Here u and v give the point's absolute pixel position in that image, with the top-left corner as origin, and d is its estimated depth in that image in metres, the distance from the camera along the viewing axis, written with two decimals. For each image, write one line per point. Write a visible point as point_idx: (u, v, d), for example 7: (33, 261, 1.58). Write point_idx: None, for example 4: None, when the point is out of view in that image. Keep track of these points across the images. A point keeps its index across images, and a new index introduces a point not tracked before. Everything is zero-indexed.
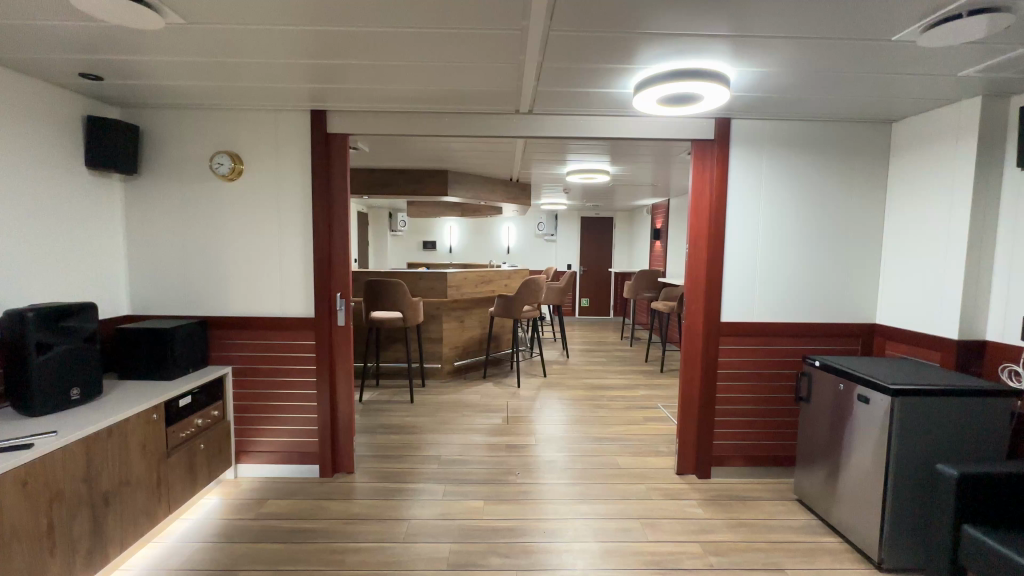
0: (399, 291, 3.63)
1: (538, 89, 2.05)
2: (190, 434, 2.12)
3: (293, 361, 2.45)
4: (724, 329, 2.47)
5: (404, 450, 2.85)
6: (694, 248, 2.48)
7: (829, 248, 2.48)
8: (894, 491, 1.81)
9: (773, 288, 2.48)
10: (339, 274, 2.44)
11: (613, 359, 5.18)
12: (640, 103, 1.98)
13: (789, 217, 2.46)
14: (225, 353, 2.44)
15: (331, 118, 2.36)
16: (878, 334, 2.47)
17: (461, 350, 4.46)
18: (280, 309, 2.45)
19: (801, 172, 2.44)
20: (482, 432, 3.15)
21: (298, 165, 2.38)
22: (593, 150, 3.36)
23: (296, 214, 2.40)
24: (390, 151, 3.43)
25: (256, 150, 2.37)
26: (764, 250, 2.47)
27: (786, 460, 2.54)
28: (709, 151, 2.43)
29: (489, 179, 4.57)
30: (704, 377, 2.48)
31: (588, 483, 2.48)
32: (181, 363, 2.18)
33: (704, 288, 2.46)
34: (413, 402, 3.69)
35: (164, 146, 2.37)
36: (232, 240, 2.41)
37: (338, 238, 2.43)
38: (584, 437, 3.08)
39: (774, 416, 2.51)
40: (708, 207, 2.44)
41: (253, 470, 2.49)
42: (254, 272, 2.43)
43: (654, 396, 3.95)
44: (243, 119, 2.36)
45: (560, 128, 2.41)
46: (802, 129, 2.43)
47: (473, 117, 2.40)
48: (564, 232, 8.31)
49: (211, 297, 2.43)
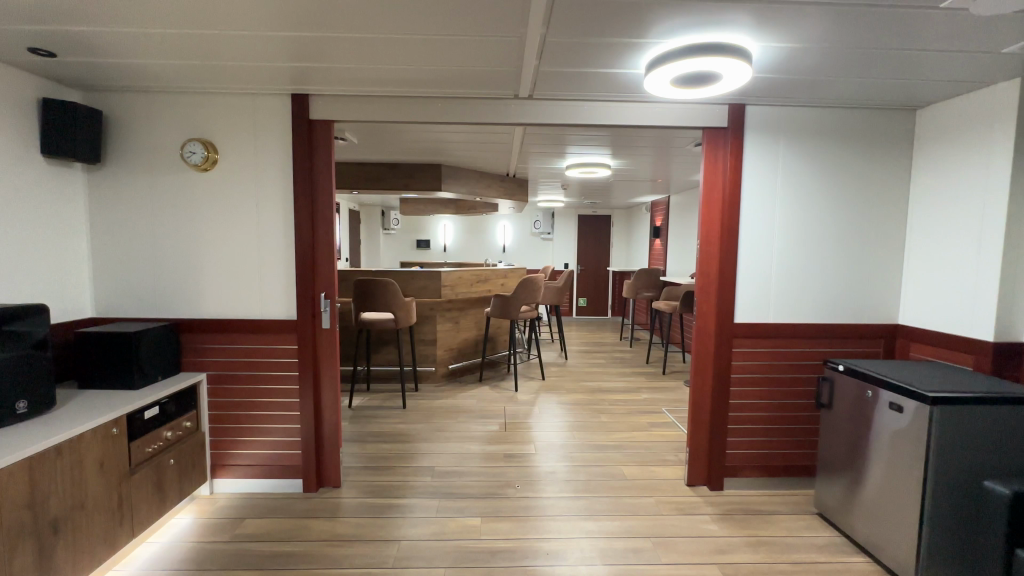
0: (390, 291, 3.43)
1: (540, 69, 1.87)
2: (158, 448, 1.93)
3: (274, 368, 2.26)
4: (738, 331, 2.31)
5: (395, 461, 2.67)
6: (705, 245, 2.31)
7: (850, 245, 2.32)
8: (933, 509, 1.65)
9: (790, 287, 2.32)
10: (324, 272, 2.25)
11: (613, 361, 5.02)
12: (650, 83, 1.80)
13: (806, 210, 2.30)
14: (199, 358, 2.25)
15: (314, 103, 2.17)
16: (903, 335, 2.31)
17: (456, 352, 4.28)
18: (259, 310, 2.25)
19: (819, 162, 2.28)
20: (478, 440, 2.97)
21: (279, 154, 2.19)
22: (594, 142, 3.20)
23: (277, 206, 2.21)
24: (380, 142, 3.23)
25: (232, 138, 2.17)
26: (780, 247, 2.30)
27: (803, 470, 2.37)
28: (722, 140, 2.26)
29: (484, 174, 4.39)
30: (718, 382, 2.31)
31: (592, 496, 2.31)
32: (148, 371, 1.99)
33: (717, 286, 2.29)
34: (406, 408, 3.50)
35: (131, 133, 2.16)
36: (208, 235, 2.22)
37: (322, 233, 2.24)
38: (586, 444, 2.90)
39: (792, 423, 2.35)
40: (721, 201, 2.27)
41: (230, 485, 2.30)
42: (231, 271, 2.24)
43: (657, 400, 3.79)
44: (216, 104, 2.16)
45: (562, 114, 2.23)
46: (821, 116, 2.27)
47: (467, 102, 2.21)
48: (560, 230, 8.14)
49: (183, 297, 2.23)
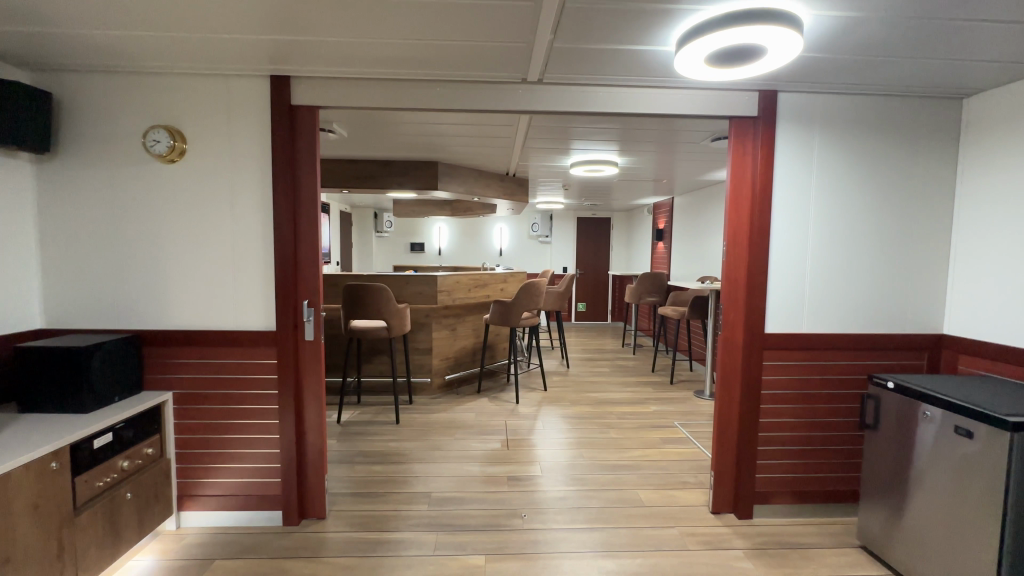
0: (382, 296, 3.19)
1: (555, 46, 1.64)
2: (111, 481, 1.67)
3: (251, 385, 2.00)
4: (769, 342, 2.08)
5: (387, 486, 2.41)
6: (733, 247, 2.07)
7: (891, 247, 2.10)
8: (1013, 548, 1.46)
9: (824, 294, 2.10)
10: (306, 278, 2.00)
11: (617, 370, 4.78)
12: (682, 61, 1.58)
13: (842, 209, 2.08)
14: (164, 375, 1.98)
15: (296, 87, 1.92)
16: (949, 346, 2.09)
17: (453, 361, 4.03)
18: (232, 321, 1.99)
19: (857, 156, 2.06)
20: (477, 460, 2.72)
21: (256, 144, 1.93)
22: (602, 136, 2.97)
23: (253, 203, 1.95)
24: (371, 135, 2.98)
25: (202, 125, 1.92)
26: (814, 250, 2.08)
27: (840, 496, 2.15)
28: (751, 131, 2.03)
29: (483, 172, 4.16)
30: (747, 399, 2.08)
31: (608, 527, 2.07)
32: (100, 391, 1.72)
33: (746, 293, 2.06)
34: (399, 423, 3.24)
35: (86, 119, 1.89)
36: (173, 236, 1.95)
37: (304, 233, 1.98)
38: (596, 464, 2.66)
39: (828, 444, 2.12)
40: (751, 198, 2.04)
41: (201, 518, 2.03)
42: (200, 276, 1.97)
43: (668, 412, 3.55)
44: (183, 86, 1.90)
45: (575, 101, 1.99)
46: (860, 104, 2.05)
47: (469, 86, 1.97)
48: (559, 233, 7.91)
49: (146, 305, 1.96)
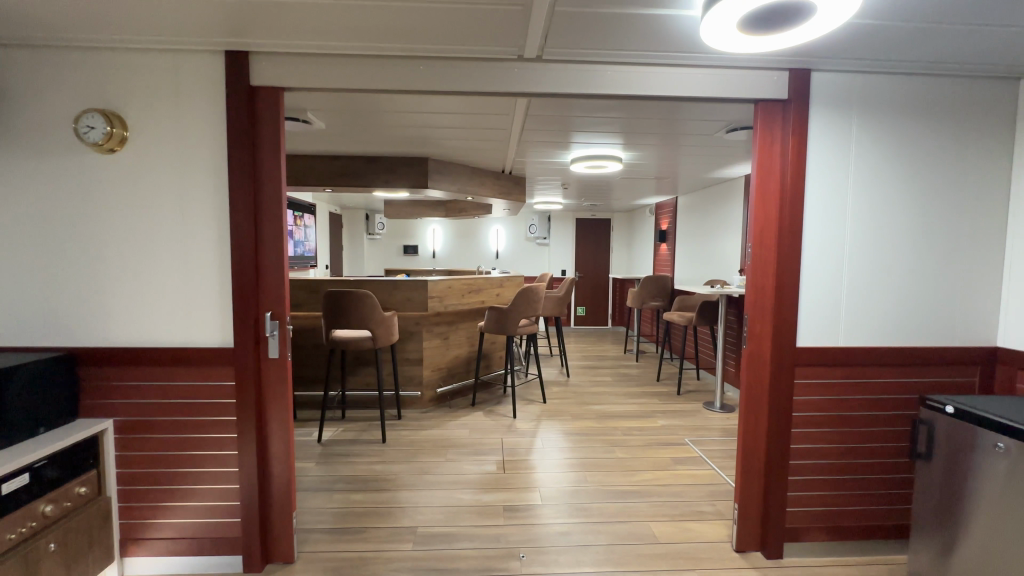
0: (367, 304, 2.92)
1: (557, 9, 1.37)
2: (28, 532, 1.38)
3: (206, 411, 1.73)
4: (801, 357, 1.82)
5: (368, 519, 2.13)
6: (760, 249, 1.81)
7: (940, 247, 1.84)
8: None
9: (863, 302, 1.84)
10: (269, 286, 1.73)
11: (620, 379, 4.52)
12: (709, 28, 1.32)
13: (884, 204, 1.82)
14: (105, 400, 1.71)
15: (255, 65, 1.66)
16: (1005, 361, 1.83)
17: (445, 371, 3.76)
18: (184, 337, 1.72)
19: (900, 144, 1.81)
20: (470, 485, 2.45)
21: (210, 132, 1.67)
22: (607, 127, 2.71)
23: (207, 200, 1.68)
24: (353, 128, 2.72)
25: (146, 109, 1.65)
26: (851, 252, 1.82)
27: (881, 532, 1.89)
28: (780, 117, 1.77)
29: (477, 170, 3.90)
30: (775, 423, 1.82)
31: (618, 570, 1.80)
32: (18, 422, 1.44)
33: (775, 301, 1.80)
34: (385, 442, 2.97)
35: (9, 102, 1.62)
36: (114, 238, 1.67)
37: (267, 235, 1.72)
38: (602, 491, 2.40)
39: (866, 473, 1.87)
40: (779, 192, 1.78)
41: (148, 565, 1.75)
42: (145, 284, 1.70)
43: (676, 427, 3.29)
44: (124, 64, 1.63)
45: (579, 81, 1.73)
46: (903, 86, 1.79)
47: (457, 64, 1.70)
48: (557, 235, 7.65)
49: (82, 319, 1.69)
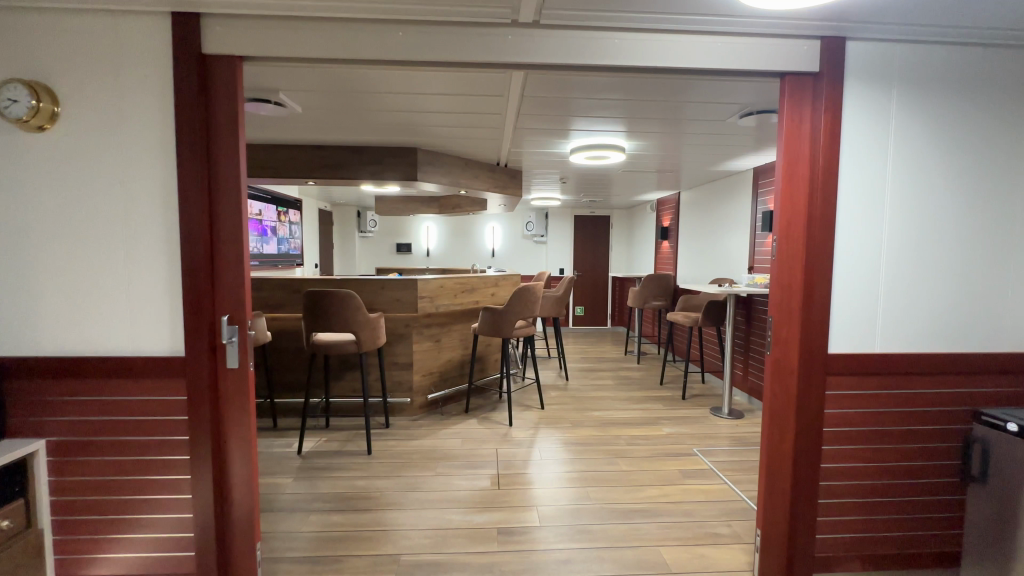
0: (351, 304, 2.70)
1: None
2: None
3: (155, 429, 1.50)
4: (833, 365, 1.61)
5: (346, 545, 1.91)
6: (788, 243, 1.58)
7: (989, 240, 1.63)
8: None
9: (903, 302, 1.63)
10: (226, 286, 1.50)
11: (621, 382, 4.31)
12: None
13: (926, 192, 1.61)
14: (36, 417, 1.48)
15: (207, 29, 1.43)
16: None
17: (437, 376, 3.54)
18: (128, 344, 1.49)
19: (945, 124, 1.60)
20: (462, 504, 2.23)
21: (156, 107, 1.44)
22: (610, 112, 2.50)
23: (153, 185, 1.46)
24: (333, 112, 2.48)
25: (81, 80, 1.42)
26: (890, 246, 1.61)
27: (921, 560, 1.68)
28: (812, 92, 1.56)
29: (470, 162, 3.68)
30: (803, 439, 1.61)
31: None
32: None
33: (805, 301, 1.59)
34: (370, 454, 2.75)
35: None
36: (45, 230, 1.45)
37: (223, 227, 1.49)
38: (607, 509, 2.19)
39: (905, 494, 1.66)
40: (811, 178, 1.56)
41: None
42: (83, 283, 1.47)
43: (683, 436, 3.08)
44: (54, 27, 1.40)
45: (582, 50, 1.51)
46: (950, 57, 1.58)
47: (442, 29, 1.48)
48: (555, 233, 7.46)
49: (9, 323, 1.46)
